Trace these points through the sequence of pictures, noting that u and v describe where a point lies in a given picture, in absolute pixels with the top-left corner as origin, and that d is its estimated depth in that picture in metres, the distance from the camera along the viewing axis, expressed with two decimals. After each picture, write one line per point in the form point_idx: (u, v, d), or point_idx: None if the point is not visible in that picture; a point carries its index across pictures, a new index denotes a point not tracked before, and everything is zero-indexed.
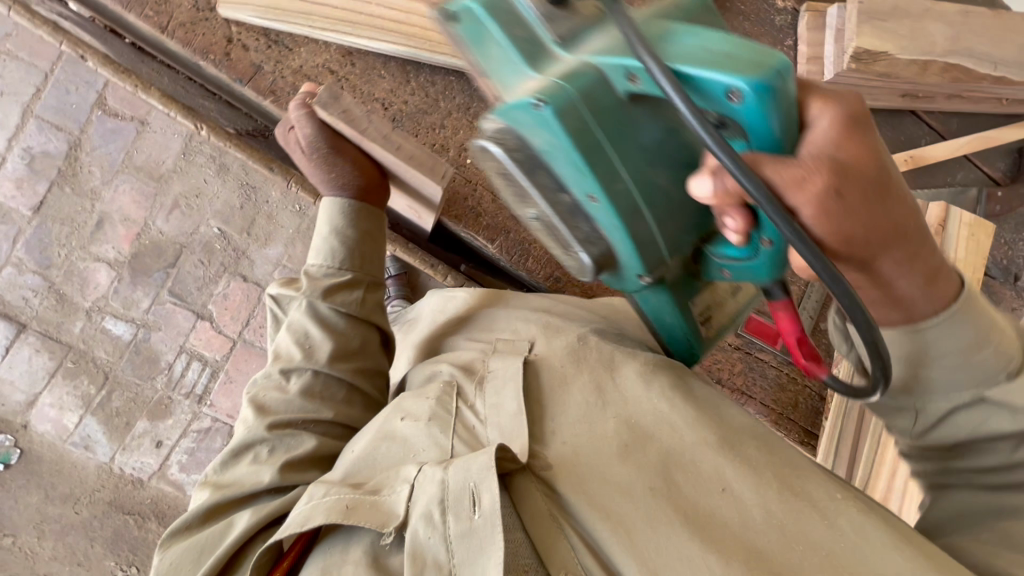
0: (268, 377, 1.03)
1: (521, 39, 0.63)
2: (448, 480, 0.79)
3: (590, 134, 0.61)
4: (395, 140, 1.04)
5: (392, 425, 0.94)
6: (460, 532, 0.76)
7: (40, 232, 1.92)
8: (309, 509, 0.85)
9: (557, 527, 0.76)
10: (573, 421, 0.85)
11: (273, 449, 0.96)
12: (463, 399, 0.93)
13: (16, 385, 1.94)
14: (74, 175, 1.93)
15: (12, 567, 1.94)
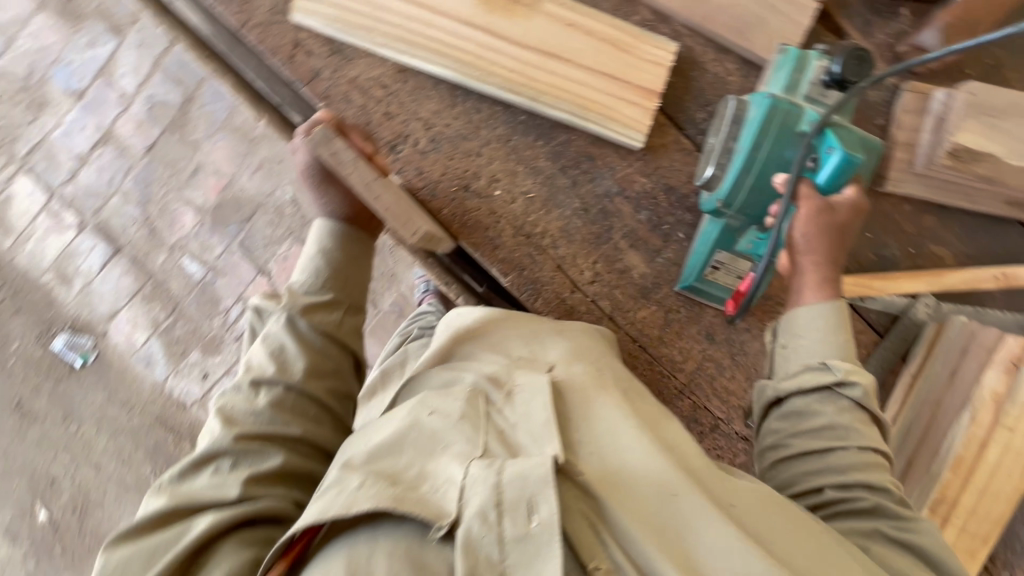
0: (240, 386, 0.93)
1: (813, 78, 0.93)
2: (503, 483, 0.65)
3: (770, 124, 0.89)
4: (377, 193, 0.91)
5: (415, 417, 0.78)
6: (518, 539, 0.62)
7: (147, 170, 2.17)
8: (330, 504, 0.67)
9: (592, 529, 0.68)
10: (585, 423, 0.78)
11: (236, 462, 0.85)
12: (494, 403, 0.80)
13: (102, 299, 2.20)
14: (183, 125, 2.15)
15: (72, 451, 2.24)
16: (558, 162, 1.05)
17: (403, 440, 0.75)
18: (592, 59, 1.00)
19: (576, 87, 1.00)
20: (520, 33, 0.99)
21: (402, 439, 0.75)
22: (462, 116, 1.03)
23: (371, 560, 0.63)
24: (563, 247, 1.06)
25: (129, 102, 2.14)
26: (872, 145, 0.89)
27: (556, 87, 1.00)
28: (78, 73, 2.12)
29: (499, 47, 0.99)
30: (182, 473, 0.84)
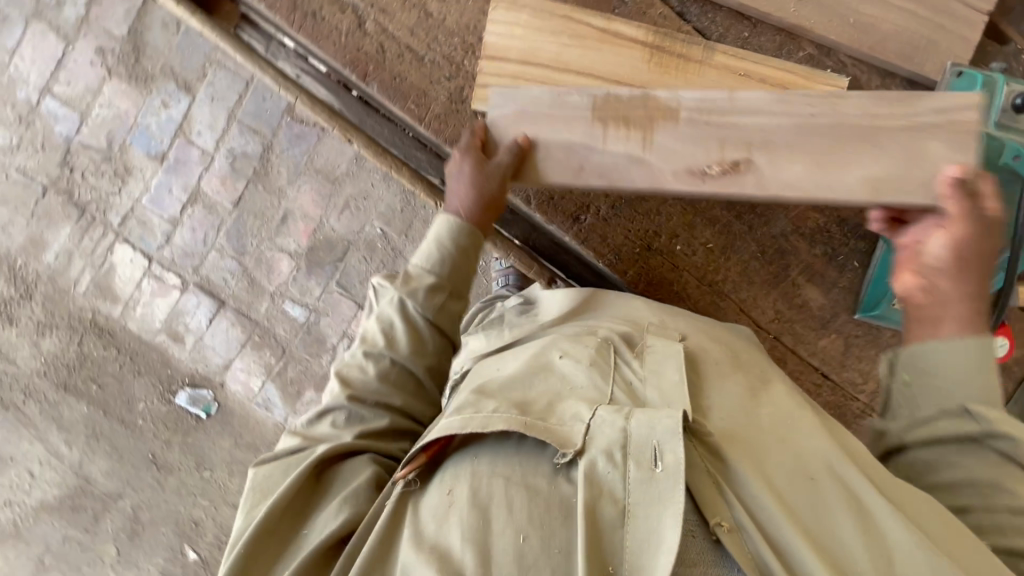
0: (356, 355, 1.08)
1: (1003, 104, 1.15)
2: (631, 429, 0.73)
3: None
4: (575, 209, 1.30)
5: (547, 358, 0.92)
6: (640, 479, 0.70)
7: (238, 224, 2.20)
8: (471, 417, 0.80)
9: (717, 487, 0.75)
10: (726, 403, 0.86)
11: (348, 417, 1.04)
12: (620, 357, 0.92)
13: (214, 352, 2.28)
14: (266, 175, 2.16)
15: (210, 494, 2.38)
16: None
17: (537, 380, 0.88)
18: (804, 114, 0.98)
19: (752, 138, 0.99)
20: (724, 105, 1.00)
21: (538, 371, 0.89)
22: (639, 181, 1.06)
23: (490, 479, 0.76)
24: None
25: (210, 159, 2.16)
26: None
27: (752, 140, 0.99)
28: (156, 136, 2.13)
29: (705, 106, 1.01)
30: (312, 419, 1.06)
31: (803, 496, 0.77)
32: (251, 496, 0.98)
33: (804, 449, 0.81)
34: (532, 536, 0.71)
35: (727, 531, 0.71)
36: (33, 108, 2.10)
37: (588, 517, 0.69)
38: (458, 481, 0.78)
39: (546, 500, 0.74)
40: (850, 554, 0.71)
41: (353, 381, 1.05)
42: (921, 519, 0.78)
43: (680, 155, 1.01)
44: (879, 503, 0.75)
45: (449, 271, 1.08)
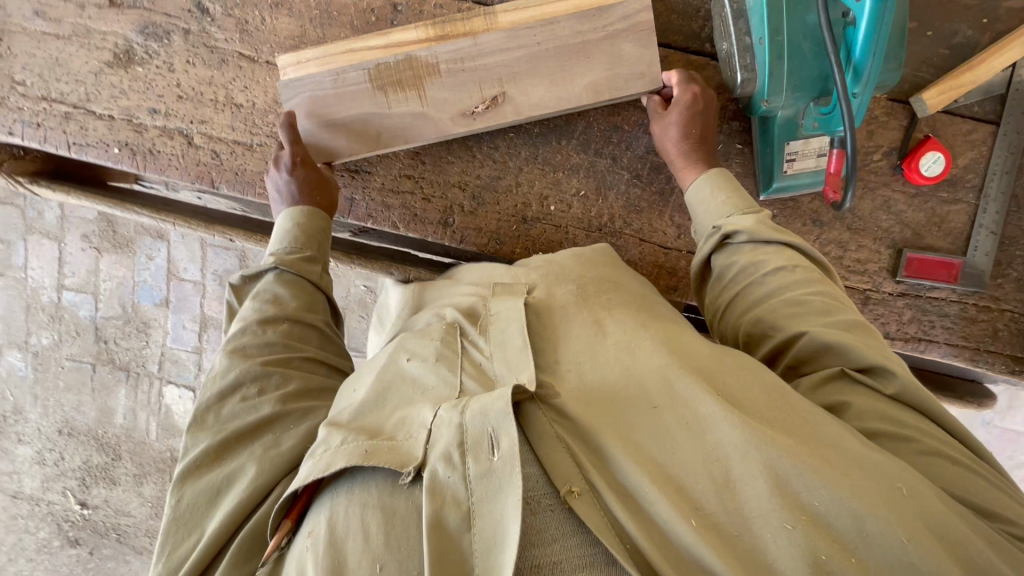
0: (245, 325, 0.89)
1: None
2: (466, 423, 0.64)
3: (778, 1, 0.84)
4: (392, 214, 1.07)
5: (395, 367, 0.78)
6: (479, 475, 0.61)
7: None
8: (321, 457, 0.68)
9: (562, 448, 0.64)
10: (575, 355, 0.75)
11: (261, 388, 0.85)
12: (469, 340, 0.79)
13: None
14: None
15: None
16: (589, 149, 1.05)
17: (387, 403, 0.75)
18: (552, 42, 0.96)
19: (500, 72, 0.97)
20: (471, 51, 0.97)
21: (387, 389, 0.76)
22: (487, 161, 1.06)
23: (349, 515, 0.64)
24: (635, 220, 1.06)
25: (203, 286, 2.34)
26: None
27: (506, 79, 0.97)
28: (155, 286, 2.36)
29: (459, 58, 0.97)
30: (210, 406, 0.84)
31: (646, 430, 0.65)
32: (169, 531, 0.79)
33: (640, 381, 0.70)
34: (392, 561, 0.60)
35: (579, 497, 0.60)
36: (58, 304, 2.41)
37: (431, 533, 0.59)
38: (320, 523, 0.65)
39: (402, 519, 0.62)
40: (693, 476, 0.61)
41: (253, 355, 0.87)
42: (765, 410, 0.66)
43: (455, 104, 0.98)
44: (711, 413, 0.64)
45: (309, 245, 0.97)
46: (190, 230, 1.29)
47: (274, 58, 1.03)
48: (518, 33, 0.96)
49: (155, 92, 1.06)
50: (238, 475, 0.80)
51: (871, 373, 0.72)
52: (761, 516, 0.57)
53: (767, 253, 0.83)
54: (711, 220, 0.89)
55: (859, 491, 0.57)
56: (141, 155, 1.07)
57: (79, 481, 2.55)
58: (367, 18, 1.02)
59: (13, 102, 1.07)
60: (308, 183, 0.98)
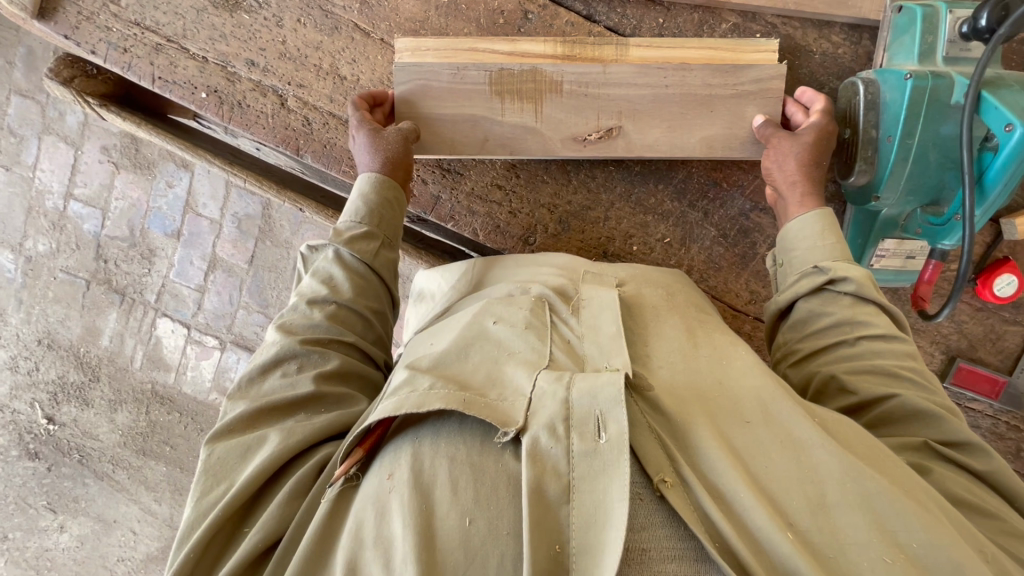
0: (296, 303, 0.82)
1: (950, 38, 0.85)
2: (572, 399, 0.53)
3: (918, 106, 0.84)
4: (472, 224, 1.06)
5: (478, 326, 0.68)
6: (584, 454, 0.51)
7: (257, 279, 2.13)
8: (405, 399, 0.57)
9: (652, 435, 0.55)
10: (670, 351, 0.66)
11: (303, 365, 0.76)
12: (558, 316, 0.70)
13: None
14: (270, 230, 2.11)
15: None
16: (684, 199, 1.05)
17: (468, 356, 0.64)
18: (681, 88, 0.95)
19: (621, 105, 0.95)
20: (598, 78, 0.95)
21: (469, 343, 0.65)
22: (582, 187, 1.05)
23: (434, 461, 0.54)
24: (712, 277, 1.07)
25: (219, 226, 2.14)
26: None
27: (624, 114, 0.96)
28: (169, 216, 2.16)
29: (582, 83, 0.95)
30: (254, 376, 0.76)
31: (736, 435, 0.56)
32: (197, 487, 0.68)
33: (732, 388, 0.61)
34: (482, 518, 0.51)
35: (672, 488, 0.51)
36: (62, 213, 2.22)
37: (530, 499, 0.49)
38: (401, 463, 0.56)
39: (493, 478, 0.52)
40: (785, 490, 0.52)
41: (298, 331, 0.79)
42: (859, 444, 0.57)
43: (565, 126, 0.96)
44: (809, 431, 0.55)
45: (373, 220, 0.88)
46: (258, 190, 1.23)
47: (390, 37, 1.00)
48: (648, 72, 0.95)
49: (257, 44, 1.01)
50: (266, 444, 0.69)
51: (964, 449, 0.65)
52: (858, 544, 0.49)
53: (868, 313, 0.77)
54: (812, 260, 0.82)
55: (962, 544, 0.49)
56: (228, 106, 1.02)
57: (50, 395, 2.31)
58: (495, 19, 1.00)
59: (102, 21, 1.01)
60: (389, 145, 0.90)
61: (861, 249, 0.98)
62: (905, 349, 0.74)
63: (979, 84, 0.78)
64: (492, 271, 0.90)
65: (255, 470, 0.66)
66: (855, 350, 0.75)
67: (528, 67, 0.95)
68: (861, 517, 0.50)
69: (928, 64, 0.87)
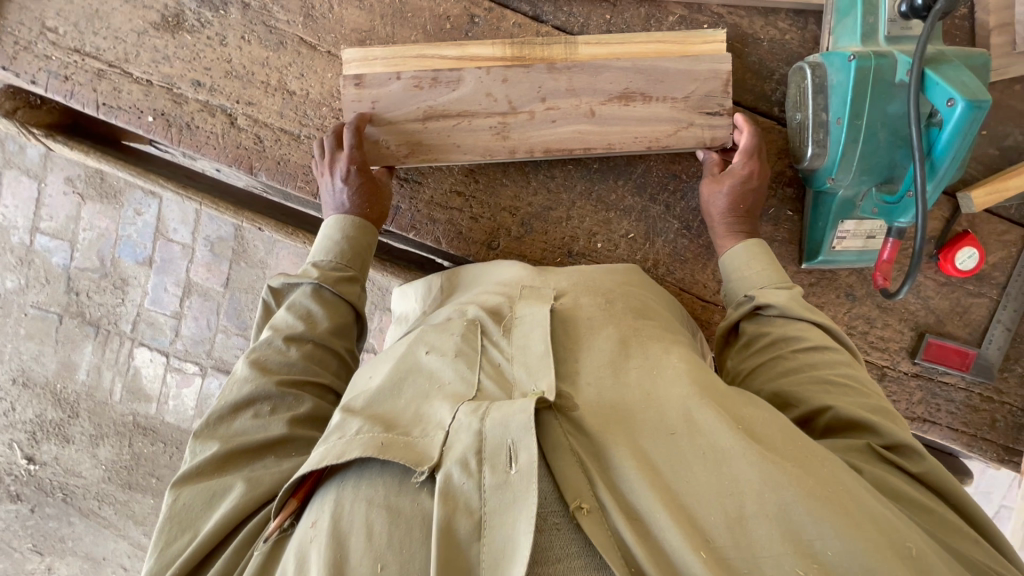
0: (271, 337, 0.78)
1: (889, 16, 0.86)
2: (486, 430, 0.53)
3: (862, 86, 0.85)
4: (431, 233, 1.05)
5: (410, 358, 0.67)
6: (495, 487, 0.51)
7: (234, 301, 2.10)
8: (330, 446, 0.56)
9: (572, 459, 0.54)
10: (602, 366, 0.65)
11: (276, 408, 0.74)
12: (489, 339, 0.68)
13: None
14: (244, 251, 2.07)
15: None
16: (644, 193, 1.04)
17: (401, 391, 0.63)
18: (637, 79, 0.94)
19: (577, 107, 0.95)
20: (546, 79, 0.94)
21: (401, 378, 0.65)
22: (541, 187, 1.04)
23: (354, 507, 0.53)
24: (679, 269, 1.06)
25: (192, 250, 2.11)
26: (977, 60, 0.84)
27: (552, 151, 0.96)
28: (139, 243, 2.12)
29: (502, 132, 0.95)
30: (222, 414, 0.73)
31: (657, 452, 0.56)
32: (162, 533, 0.67)
33: (657, 399, 0.60)
34: (394, 562, 0.49)
35: (589, 514, 0.51)
36: (30, 248, 2.18)
37: (440, 539, 0.48)
38: (323, 511, 0.54)
39: (408, 519, 0.51)
40: (703, 507, 0.51)
41: (274, 369, 0.76)
42: (785, 445, 0.57)
43: (478, 112, 0.95)
44: (729, 441, 0.54)
45: (355, 263, 0.87)
46: (215, 212, 1.21)
47: (337, 50, 0.99)
48: (577, 94, 0.95)
49: (202, 65, 0.99)
50: (228, 493, 0.67)
51: (898, 451, 0.65)
52: (772, 558, 0.48)
53: (800, 330, 0.79)
54: (744, 289, 0.87)
55: (878, 549, 0.48)
56: (177, 128, 1.00)
57: (28, 434, 2.25)
58: (442, 24, 0.99)
59: (41, 50, 0.99)
60: (358, 191, 0.90)
61: (818, 232, 0.98)
62: (840, 359, 0.75)
63: (920, 62, 0.78)
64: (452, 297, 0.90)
65: (221, 521, 0.65)
66: (793, 362, 0.77)
67: (456, 107, 0.94)
68: (775, 531, 0.49)
69: (871, 43, 0.87)
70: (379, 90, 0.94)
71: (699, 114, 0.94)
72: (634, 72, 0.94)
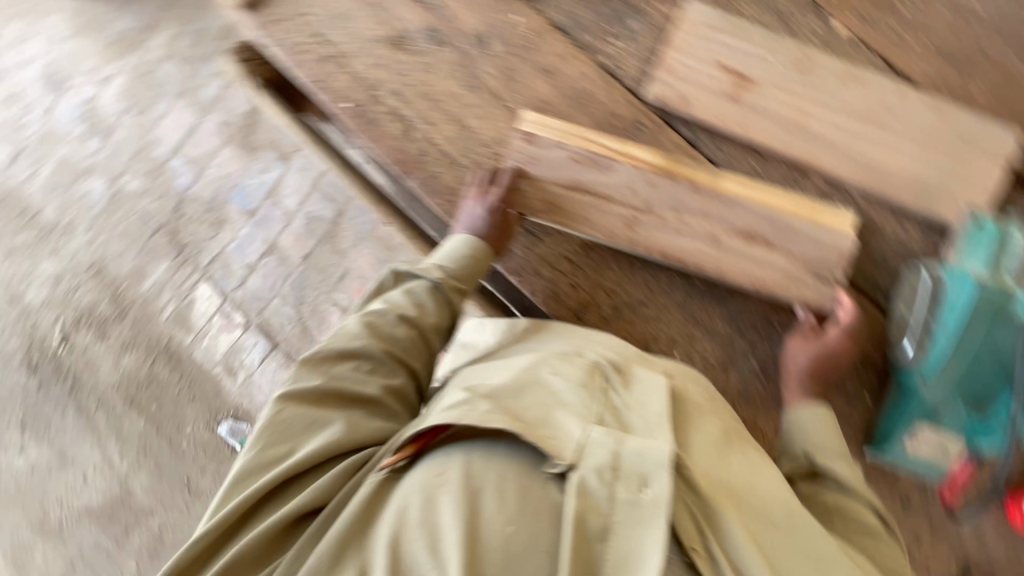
0: (386, 311, 0.93)
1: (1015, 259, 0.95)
2: (623, 454, 0.68)
3: (979, 311, 0.94)
4: (531, 282, 1.13)
5: (534, 373, 0.81)
6: (629, 503, 0.65)
7: (302, 276, 2.27)
8: (467, 413, 0.72)
9: (683, 511, 0.69)
10: (694, 441, 0.78)
11: (372, 368, 0.88)
12: (610, 384, 0.80)
13: (259, 391, 2.23)
14: (334, 237, 2.28)
15: None
16: (734, 325, 1.09)
17: (520, 399, 0.76)
18: (763, 226, 1.04)
19: (703, 228, 1.05)
20: (686, 197, 1.06)
21: (526, 387, 0.78)
22: (642, 284, 1.11)
23: (488, 472, 0.69)
24: (743, 406, 1.08)
25: (291, 218, 2.33)
26: None
27: (668, 256, 1.06)
28: (252, 194, 2.36)
29: (631, 223, 1.06)
30: (331, 357, 0.87)
31: (748, 528, 0.71)
32: (262, 436, 0.80)
33: (748, 485, 0.76)
34: (522, 528, 0.65)
35: (699, 556, 0.68)
36: (162, 163, 2.43)
37: (576, 528, 0.63)
38: (457, 466, 0.70)
39: (538, 502, 0.67)
40: None
41: (381, 338, 0.90)
42: (838, 561, 0.71)
43: (617, 201, 1.06)
44: (802, 543, 0.72)
45: (465, 279, 1.00)
46: (353, 193, 1.33)
47: (517, 107, 1.13)
48: (708, 217, 1.05)
49: (406, 81, 1.16)
50: (326, 427, 0.81)
51: None
52: None
53: (849, 500, 0.90)
54: (802, 445, 0.97)
55: None
56: (364, 121, 1.16)
57: (75, 317, 2.39)
58: (611, 121, 1.11)
59: (291, 24, 1.19)
60: (497, 224, 1.02)
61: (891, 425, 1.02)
62: (873, 528, 0.87)
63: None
64: (540, 333, 0.98)
65: (314, 449, 0.78)
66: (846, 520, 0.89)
67: (601, 189, 1.06)
68: None
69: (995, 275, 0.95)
70: (543, 151, 1.07)
71: (811, 274, 1.02)
72: (765, 218, 1.04)
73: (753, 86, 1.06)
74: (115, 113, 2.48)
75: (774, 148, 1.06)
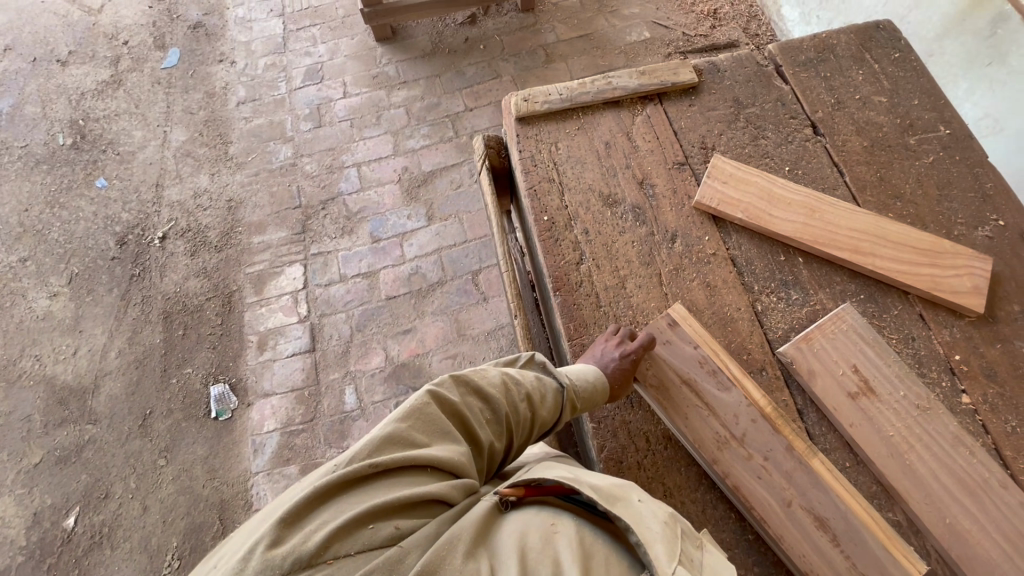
0: (520, 381, 1.06)
1: None
2: None
3: None
4: (605, 437, 1.18)
5: (626, 493, 0.92)
6: None
7: (376, 310, 2.61)
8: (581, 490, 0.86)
9: None
10: None
11: (490, 420, 1.00)
12: (689, 539, 0.89)
13: (270, 377, 2.54)
14: (424, 296, 2.62)
15: (143, 481, 2.39)
16: None
17: (616, 502, 0.87)
18: (836, 521, 1.06)
19: (781, 487, 1.09)
20: (777, 451, 1.12)
21: (620, 499, 0.89)
22: (700, 503, 1.12)
23: (594, 552, 0.82)
24: None
25: (401, 263, 2.70)
26: None
27: (738, 492, 1.09)
28: (387, 227, 2.78)
29: (722, 444, 1.13)
30: (468, 391, 0.99)
31: None
32: (410, 416, 0.90)
33: None
34: None
35: None
36: (341, 167, 2.94)
37: None
38: (567, 532, 0.83)
39: None
40: None
41: (512, 402, 1.03)
42: None
43: (717, 416, 1.15)
44: None
45: (582, 399, 1.12)
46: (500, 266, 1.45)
47: (672, 297, 1.30)
48: (789, 482, 1.09)
49: (598, 227, 1.37)
50: (457, 445, 0.92)
51: None
52: None
53: None
54: None
55: None
56: (549, 235, 1.36)
57: (179, 216, 2.91)
58: (741, 352, 1.23)
59: (540, 145, 1.47)
60: (623, 370, 1.13)
61: None
62: None
63: None
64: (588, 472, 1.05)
65: (447, 457, 0.88)
66: None
67: (710, 400, 1.16)
68: None
69: None
70: (678, 342, 1.21)
71: None
72: (842, 515, 1.06)
73: (875, 398, 1.16)
74: (338, 119, 3.07)
75: (872, 460, 1.12)
